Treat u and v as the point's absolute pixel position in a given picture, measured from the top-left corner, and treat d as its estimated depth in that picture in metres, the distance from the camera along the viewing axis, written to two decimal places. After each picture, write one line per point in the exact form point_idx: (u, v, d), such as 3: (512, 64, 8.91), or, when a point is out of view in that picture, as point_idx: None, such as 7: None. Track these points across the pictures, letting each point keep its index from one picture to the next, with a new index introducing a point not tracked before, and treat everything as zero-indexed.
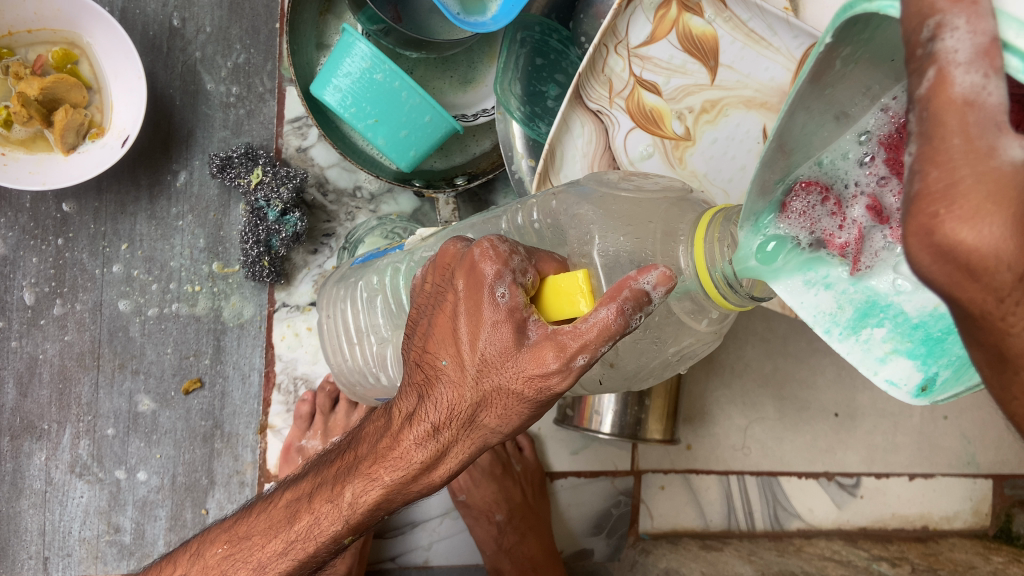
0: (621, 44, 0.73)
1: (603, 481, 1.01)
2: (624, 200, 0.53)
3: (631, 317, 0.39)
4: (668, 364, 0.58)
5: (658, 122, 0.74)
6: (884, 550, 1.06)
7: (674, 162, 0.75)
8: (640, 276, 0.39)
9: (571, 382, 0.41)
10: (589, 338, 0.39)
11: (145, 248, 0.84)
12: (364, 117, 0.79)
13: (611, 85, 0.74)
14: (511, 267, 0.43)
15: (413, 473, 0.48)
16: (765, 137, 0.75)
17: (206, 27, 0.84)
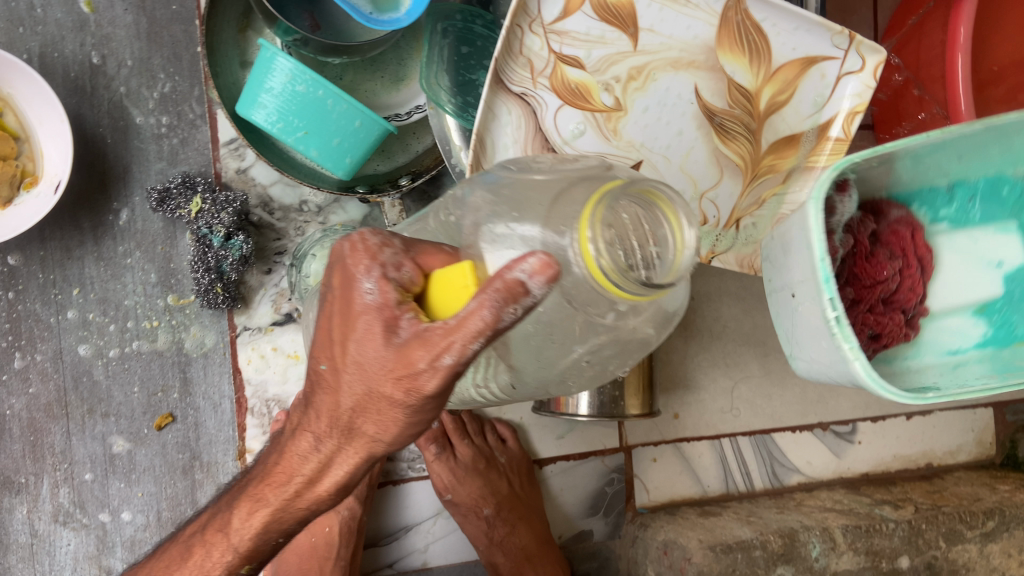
0: (536, 23, 0.70)
1: (594, 461, 1.00)
2: (531, 182, 0.46)
3: (499, 308, 0.37)
4: (589, 372, 0.50)
5: (585, 96, 0.73)
6: (887, 493, 1.05)
7: (609, 135, 0.74)
8: (515, 265, 0.37)
9: (438, 383, 0.40)
10: (463, 333, 0.38)
11: (97, 290, 0.83)
12: (293, 130, 0.78)
13: (532, 65, 0.72)
14: (381, 260, 0.42)
15: (297, 492, 0.50)
16: (697, 97, 0.74)
17: (127, 60, 0.83)
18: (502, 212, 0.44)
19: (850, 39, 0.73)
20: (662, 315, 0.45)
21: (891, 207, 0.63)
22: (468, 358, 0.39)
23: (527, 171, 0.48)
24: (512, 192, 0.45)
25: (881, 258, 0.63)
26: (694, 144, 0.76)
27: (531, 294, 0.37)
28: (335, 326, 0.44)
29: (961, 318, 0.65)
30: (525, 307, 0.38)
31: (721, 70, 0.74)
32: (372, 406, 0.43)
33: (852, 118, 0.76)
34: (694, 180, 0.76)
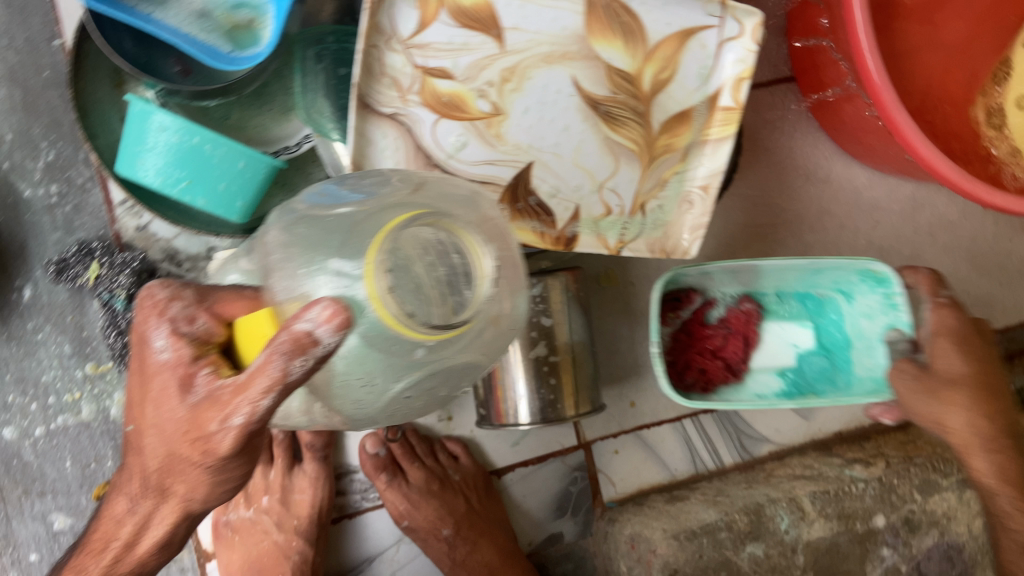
0: (394, 40, 0.67)
1: (554, 462, 0.98)
2: (330, 219, 0.44)
3: (287, 358, 0.39)
4: (420, 400, 0.47)
5: (460, 106, 0.70)
6: (859, 451, 1.01)
7: (493, 140, 0.71)
8: (301, 315, 0.38)
9: (232, 441, 0.44)
10: (255, 388, 0.41)
11: (13, 370, 0.82)
12: (176, 182, 0.76)
13: (398, 84, 0.68)
14: (169, 317, 0.48)
15: (116, 552, 0.56)
16: (577, 88, 0.72)
17: (5, 134, 0.81)
18: (294, 257, 0.43)
19: (721, 4, 0.71)
20: (481, 332, 0.43)
21: (748, 301, 0.87)
22: (259, 414, 0.42)
23: (330, 201, 0.47)
24: (308, 233, 0.44)
25: (711, 328, 0.86)
26: (583, 136, 0.73)
27: (321, 343, 0.38)
28: (138, 386, 0.50)
29: (766, 376, 0.87)
30: (320, 355, 0.39)
31: (596, 57, 0.71)
32: (180, 467, 0.48)
33: (739, 85, 0.73)
34: (590, 172, 0.74)
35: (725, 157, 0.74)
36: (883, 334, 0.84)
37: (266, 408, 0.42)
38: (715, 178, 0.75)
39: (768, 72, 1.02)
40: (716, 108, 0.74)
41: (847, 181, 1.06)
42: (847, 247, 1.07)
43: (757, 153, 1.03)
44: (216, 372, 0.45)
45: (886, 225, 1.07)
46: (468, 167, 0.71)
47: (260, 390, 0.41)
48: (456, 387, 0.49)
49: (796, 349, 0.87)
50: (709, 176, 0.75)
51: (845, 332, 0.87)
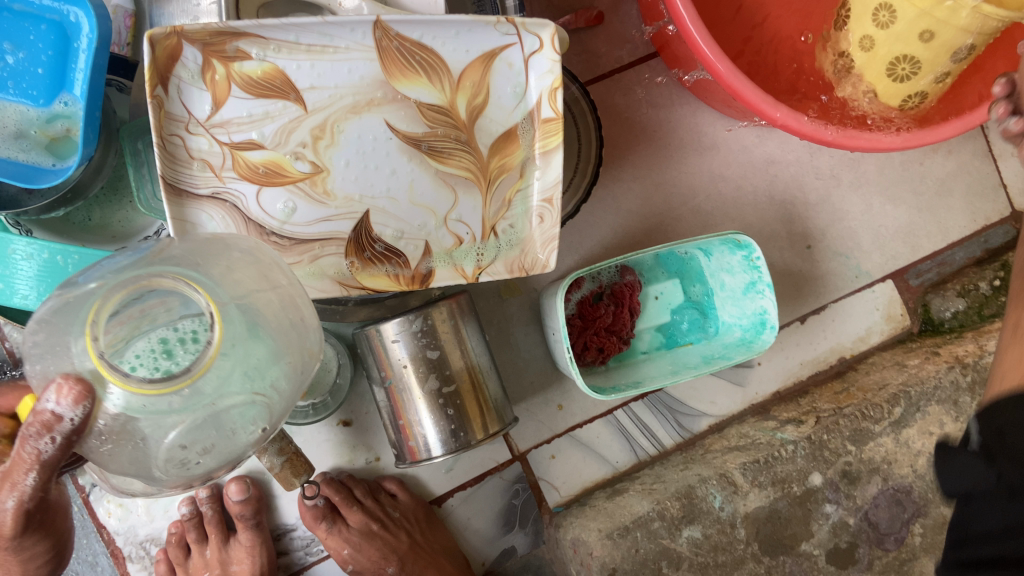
0: (192, 123, 0.68)
1: (492, 479, 0.99)
2: (75, 301, 0.52)
3: (37, 436, 0.49)
4: (201, 451, 0.54)
5: (280, 171, 0.70)
6: (794, 410, 1.01)
7: (324, 198, 0.72)
8: (44, 397, 0.48)
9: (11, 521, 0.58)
10: (21, 469, 0.52)
11: None
12: (42, 298, 0.77)
13: (210, 164, 0.69)
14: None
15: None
16: (392, 130, 0.72)
17: None
18: (49, 345, 0.51)
19: (512, 23, 0.72)
20: (221, 381, 0.50)
21: (629, 274, 0.99)
22: (26, 494, 0.55)
23: (83, 281, 0.55)
24: (58, 317, 0.52)
25: (601, 305, 0.98)
26: (413, 176, 0.73)
27: (63, 417, 0.48)
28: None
29: (648, 337, 1.02)
30: (68, 428, 0.49)
31: (402, 97, 0.72)
32: None
33: (554, 95, 0.74)
34: (430, 208, 0.75)
35: (557, 166, 0.75)
36: (744, 289, 0.95)
37: (30, 488, 0.54)
38: (555, 188, 0.76)
39: (629, 52, 1.01)
40: (537, 121, 0.75)
41: (735, 142, 1.05)
42: (748, 208, 1.06)
43: (636, 134, 1.02)
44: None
45: (783, 179, 1.06)
46: (304, 229, 0.72)
47: (21, 472, 0.52)
48: (251, 434, 0.56)
49: (672, 307, 1.02)
50: (548, 189, 0.76)
51: (713, 282, 0.99)
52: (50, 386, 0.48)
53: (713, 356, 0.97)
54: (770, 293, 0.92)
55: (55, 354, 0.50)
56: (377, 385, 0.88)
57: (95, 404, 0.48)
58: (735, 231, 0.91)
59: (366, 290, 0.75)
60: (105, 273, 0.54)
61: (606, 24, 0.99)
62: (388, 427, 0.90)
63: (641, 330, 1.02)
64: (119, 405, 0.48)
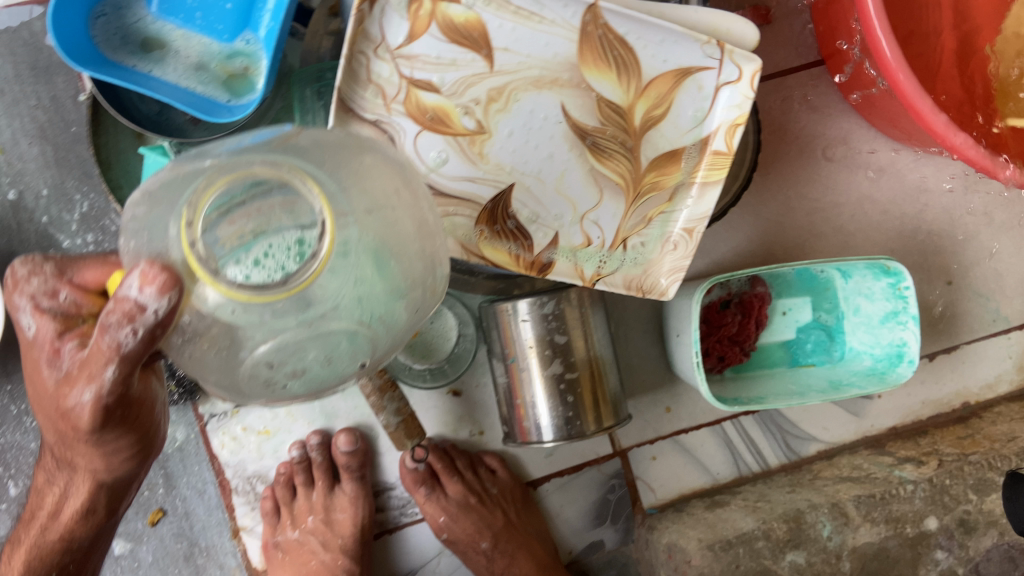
0: (381, 48, 0.68)
1: (590, 471, 0.98)
2: (186, 173, 0.43)
3: (117, 326, 0.42)
4: (292, 374, 0.43)
5: (445, 120, 0.71)
6: (913, 449, 0.97)
7: (476, 158, 0.73)
8: (126, 282, 0.40)
9: (89, 415, 0.52)
10: (102, 358, 0.46)
11: None
12: None
13: (384, 92, 0.69)
14: (35, 296, 0.55)
15: (44, 521, 0.72)
16: (564, 118, 0.72)
17: (42, 189, 0.86)
18: (148, 218, 0.42)
19: (720, 47, 0.70)
20: (331, 297, 0.40)
21: (759, 285, 0.95)
22: (105, 387, 0.49)
23: (200, 155, 0.45)
24: (163, 189, 0.42)
25: (728, 312, 0.95)
26: (568, 165, 0.74)
27: (145, 309, 0.40)
28: (30, 362, 0.57)
29: (772, 353, 0.98)
30: (152, 321, 0.41)
31: (586, 85, 0.71)
32: (69, 440, 0.58)
33: (733, 131, 0.73)
34: (573, 201, 0.75)
35: (710, 201, 0.75)
36: (883, 317, 0.92)
37: (111, 380, 0.48)
38: (699, 222, 0.76)
39: (794, 57, 0.97)
40: (707, 151, 0.74)
41: (889, 164, 1.00)
42: (891, 234, 1.01)
43: (787, 143, 0.98)
44: (74, 348, 0.52)
45: (933, 209, 1.02)
46: (449, 182, 0.73)
47: (101, 361, 0.46)
48: (347, 362, 0.45)
49: (798, 325, 0.98)
50: (693, 220, 0.76)
51: (845, 306, 0.96)
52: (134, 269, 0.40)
53: (841, 382, 0.94)
54: (914, 326, 0.89)
55: (152, 232, 0.41)
56: (497, 360, 0.88)
57: (181, 297, 0.40)
58: (885, 257, 0.87)
59: (485, 260, 0.75)
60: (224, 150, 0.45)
61: (777, 26, 0.96)
62: (503, 403, 0.89)
63: (763, 345, 0.98)
64: (209, 305, 0.39)
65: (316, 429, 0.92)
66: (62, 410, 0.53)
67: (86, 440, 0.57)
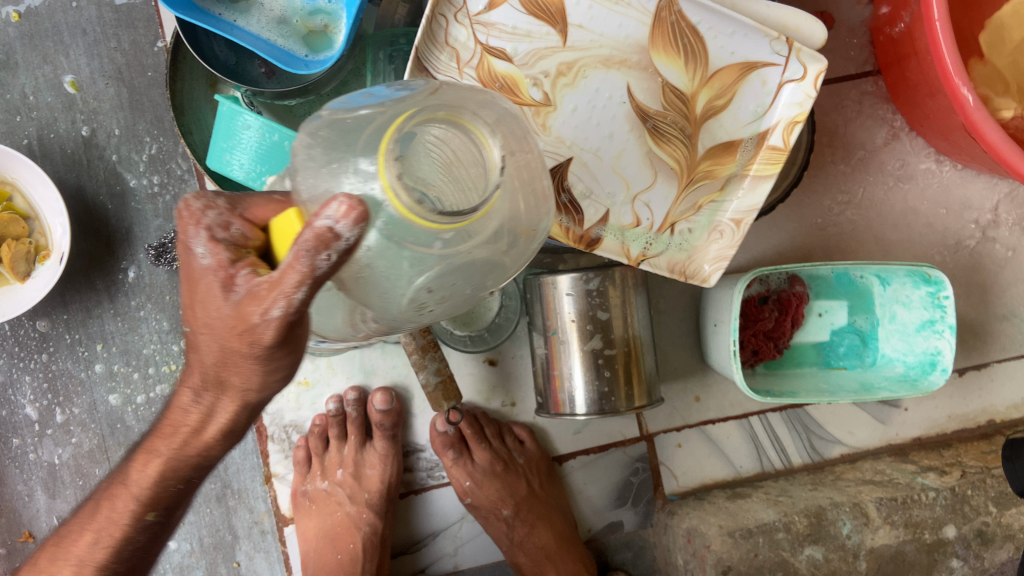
0: (461, 12, 0.70)
1: (615, 452, 1.00)
2: (349, 121, 0.41)
3: (313, 254, 0.38)
4: (441, 299, 0.44)
5: (514, 89, 0.72)
6: (936, 459, 0.99)
7: (538, 129, 0.73)
8: (320, 212, 0.37)
9: (277, 333, 0.43)
10: (287, 283, 0.40)
11: (118, 343, 0.90)
12: (259, 176, 0.82)
13: (458, 55, 0.71)
14: (206, 223, 0.45)
15: (185, 436, 0.53)
16: (628, 98, 0.73)
17: (114, 129, 0.89)
18: (322, 159, 0.40)
19: (789, 44, 0.70)
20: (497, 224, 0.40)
21: (798, 284, 0.96)
22: (298, 307, 0.41)
23: (358, 104, 0.43)
24: (330, 134, 0.41)
25: (766, 308, 0.96)
26: (626, 145, 0.75)
27: (342, 237, 0.37)
28: (182, 291, 0.47)
29: (804, 354, 0.99)
30: (344, 251, 0.38)
31: (653, 69, 0.72)
32: (235, 361, 0.46)
33: (792, 128, 0.72)
34: (627, 181, 0.76)
35: (762, 194, 0.74)
36: (919, 325, 0.94)
37: (303, 301, 0.41)
38: (747, 214, 0.75)
39: (849, 66, 0.99)
40: (763, 145, 0.74)
41: (938, 176, 1.01)
42: (934, 246, 1.02)
43: (837, 148, 1.00)
44: (254, 271, 0.44)
45: (979, 225, 1.02)
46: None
47: (292, 287, 0.40)
48: (483, 286, 0.45)
49: (833, 328, 0.98)
50: (742, 211, 0.75)
51: (881, 313, 0.97)
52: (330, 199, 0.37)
53: (873, 385, 0.95)
54: (950, 334, 0.91)
55: (331, 171, 0.39)
56: (538, 332, 0.90)
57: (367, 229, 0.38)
58: (929, 265, 0.89)
59: None
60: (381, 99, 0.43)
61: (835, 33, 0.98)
62: (539, 375, 0.92)
63: (796, 344, 0.99)
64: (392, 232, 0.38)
65: (354, 385, 0.94)
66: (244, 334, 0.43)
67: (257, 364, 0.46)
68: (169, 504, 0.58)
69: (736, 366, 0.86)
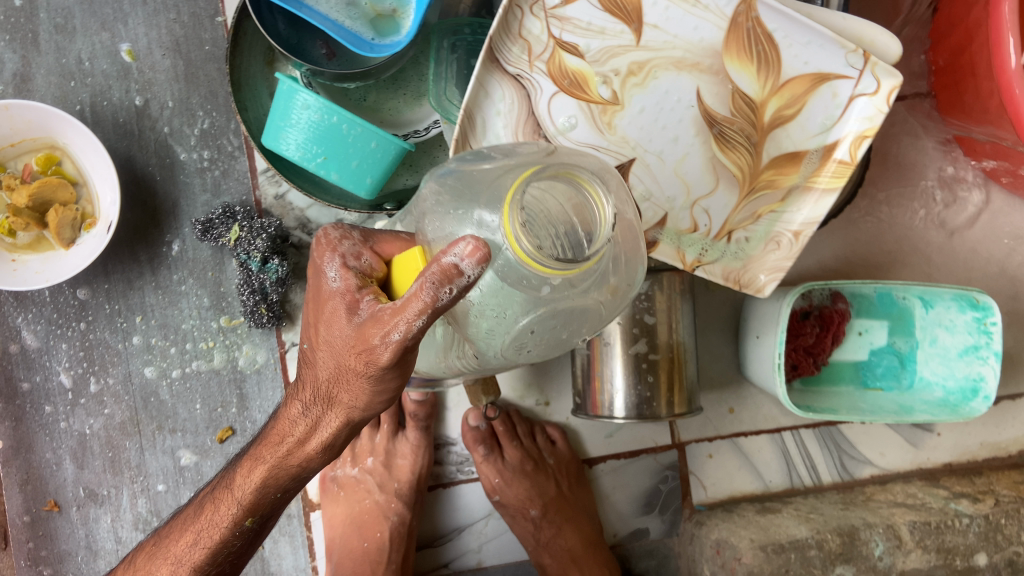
0: (537, 5, 0.69)
1: (645, 458, 0.99)
2: (476, 173, 0.46)
3: (436, 287, 0.40)
4: (542, 341, 0.47)
5: (583, 85, 0.72)
6: (968, 486, 0.98)
7: (604, 128, 0.73)
8: (447, 249, 0.40)
9: (392, 355, 0.45)
10: (409, 310, 0.42)
11: (157, 317, 0.90)
12: (313, 157, 0.79)
13: (529, 48, 0.70)
14: (341, 251, 0.50)
15: (290, 447, 0.55)
16: (697, 102, 0.72)
17: (168, 101, 0.88)
18: (449, 203, 0.46)
19: (865, 58, 0.68)
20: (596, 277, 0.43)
21: (841, 301, 0.95)
22: (416, 332, 0.43)
23: (482, 160, 0.49)
24: (459, 184, 0.46)
25: (808, 323, 0.95)
26: (691, 149, 0.74)
27: (465, 275, 0.40)
28: (312, 309, 0.51)
29: (841, 372, 0.98)
30: (463, 288, 0.41)
31: (724, 75, 0.72)
32: (346, 377, 0.49)
33: (860, 142, 0.71)
34: (688, 185, 0.75)
35: (826, 208, 0.73)
36: (961, 350, 0.93)
37: (420, 329, 0.43)
38: (809, 226, 0.74)
39: None
40: (829, 158, 0.73)
41: (988, 201, 0.99)
42: (978, 271, 1.01)
43: (887, 166, 0.99)
44: (377, 299, 0.47)
45: None
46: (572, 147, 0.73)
47: (411, 316, 0.42)
48: (580, 334, 0.48)
49: (872, 348, 0.97)
50: (805, 223, 0.74)
51: (921, 335, 0.96)
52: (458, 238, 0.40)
53: (912, 408, 0.95)
54: (995, 362, 0.91)
55: (458, 215, 0.44)
56: None
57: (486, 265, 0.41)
58: (977, 289, 0.88)
59: None
60: (502, 156, 0.49)
61: None
62: (579, 376, 0.91)
63: (835, 361, 0.98)
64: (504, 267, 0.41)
65: None
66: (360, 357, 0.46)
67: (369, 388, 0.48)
68: (268, 511, 0.60)
69: (779, 381, 0.85)
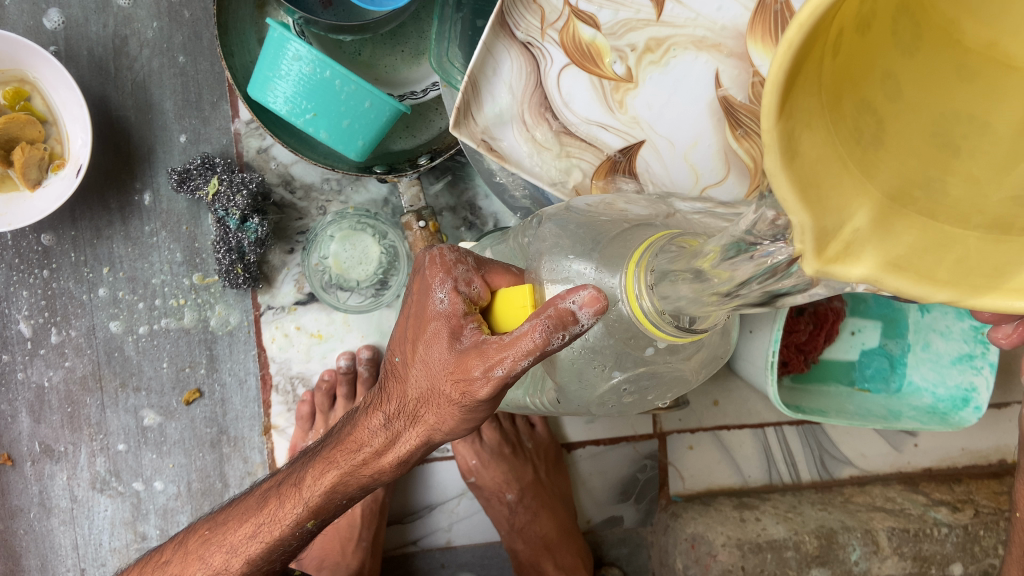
0: None
1: (625, 446, 0.96)
2: (599, 224, 0.51)
3: (549, 331, 0.44)
4: (628, 397, 0.56)
5: (595, 58, 0.65)
6: (947, 493, 0.97)
7: (614, 106, 0.66)
8: (567, 295, 0.44)
9: (490, 389, 0.49)
10: (519, 348, 0.46)
11: (126, 269, 0.85)
12: (301, 113, 0.72)
13: (542, 13, 0.65)
14: (454, 275, 0.53)
15: (366, 457, 0.58)
16: (718, 83, 0.65)
17: (148, 40, 0.83)
18: (565, 248, 0.51)
19: None
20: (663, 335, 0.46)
21: (836, 300, 0.93)
22: (516, 370, 0.47)
23: (608, 209, 0.54)
24: (579, 230, 0.51)
25: (802, 320, 0.91)
26: (703, 134, 0.66)
27: (579, 323, 0.43)
28: (411, 327, 0.55)
29: (834, 369, 0.97)
30: (574, 335, 0.44)
31: (746, 60, 0.63)
32: (438, 398, 0.53)
33: None
34: (697, 172, 0.68)
35: None
36: (955, 358, 0.89)
37: (525, 367, 0.47)
38: None
39: None
40: None
41: None
42: None
43: None
44: (480, 328, 0.51)
45: None
46: (580, 125, 0.67)
47: (516, 355, 0.46)
48: (660, 396, 0.58)
49: (863, 348, 0.96)
50: None
51: (915, 339, 0.93)
52: (579, 286, 0.44)
53: (900, 414, 0.89)
54: (988, 372, 0.86)
55: (572, 261, 0.50)
56: None
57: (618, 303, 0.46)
58: None
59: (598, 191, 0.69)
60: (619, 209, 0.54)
61: None
62: None
63: (826, 360, 0.96)
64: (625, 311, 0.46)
65: (369, 343, 0.88)
66: (462, 386, 0.50)
67: (457, 414, 0.52)
68: (330, 515, 0.62)
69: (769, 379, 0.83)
